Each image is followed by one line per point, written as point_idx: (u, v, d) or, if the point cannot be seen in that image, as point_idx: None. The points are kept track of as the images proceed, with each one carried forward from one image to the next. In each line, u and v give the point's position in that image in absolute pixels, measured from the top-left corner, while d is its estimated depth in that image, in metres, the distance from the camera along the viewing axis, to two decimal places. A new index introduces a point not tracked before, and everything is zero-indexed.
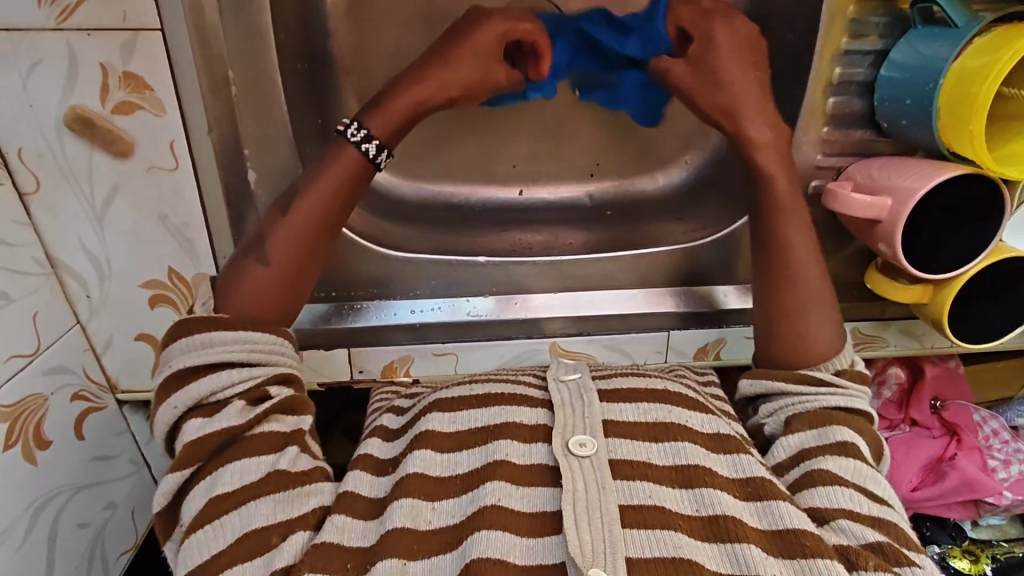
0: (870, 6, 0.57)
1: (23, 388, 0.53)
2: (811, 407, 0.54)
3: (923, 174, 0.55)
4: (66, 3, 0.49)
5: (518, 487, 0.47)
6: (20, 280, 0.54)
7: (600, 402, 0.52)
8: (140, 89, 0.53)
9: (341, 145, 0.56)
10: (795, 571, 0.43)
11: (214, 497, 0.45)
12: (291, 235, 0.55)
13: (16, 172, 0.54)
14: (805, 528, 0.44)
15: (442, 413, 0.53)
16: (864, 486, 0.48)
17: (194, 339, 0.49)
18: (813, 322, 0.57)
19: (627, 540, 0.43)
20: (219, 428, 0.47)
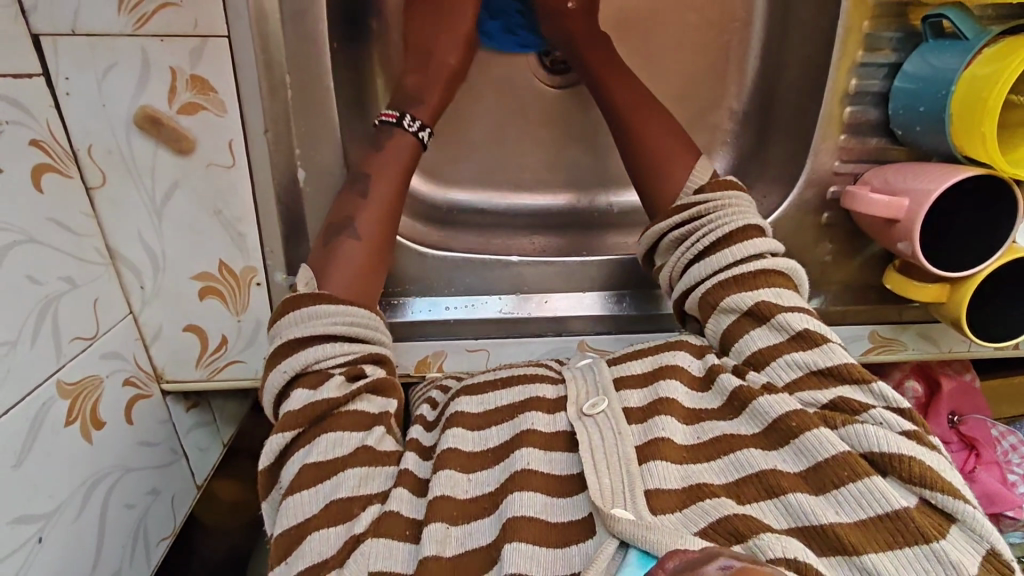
0: (884, 22, 0.61)
1: (83, 369, 0.56)
2: (697, 252, 0.59)
3: (939, 175, 0.57)
4: (143, 11, 0.54)
5: (548, 453, 0.49)
6: (83, 267, 0.58)
7: (609, 366, 0.56)
8: (205, 91, 0.57)
9: (411, 146, 0.64)
10: (793, 455, 0.46)
11: (309, 464, 0.49)
12: (373, 235, 0.61)
13: (85, 167, 0.58)
14: (787, 410, 0.48)
15: (471, 397, 0.56)
16: (797, 339, 0.52)
17: (301, 315, 0.54)
18: (655, 131, 0.66)
19: (644, 472, 0.46)
20: (324, 399, 0.51)
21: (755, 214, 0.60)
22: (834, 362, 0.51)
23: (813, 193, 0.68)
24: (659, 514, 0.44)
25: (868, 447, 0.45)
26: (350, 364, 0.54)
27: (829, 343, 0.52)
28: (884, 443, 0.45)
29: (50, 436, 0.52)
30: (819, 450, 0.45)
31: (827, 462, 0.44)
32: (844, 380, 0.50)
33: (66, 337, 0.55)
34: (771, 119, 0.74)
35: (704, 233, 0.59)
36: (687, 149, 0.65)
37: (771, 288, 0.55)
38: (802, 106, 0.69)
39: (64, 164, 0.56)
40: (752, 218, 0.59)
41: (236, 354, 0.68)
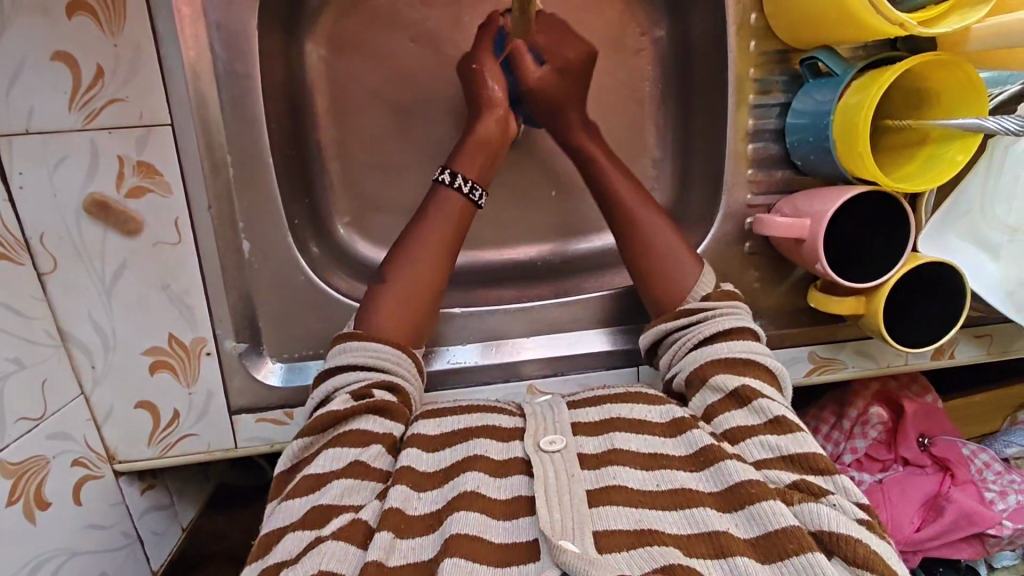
0: (768, 68, 0.68)
1: (28, 449, 0.57)
2: (692, 342, 0.62)
3: (833, 195, 0.62)
4: (92, 107, 0.59)
5: (498, 478, 0.53)
6: (32, 348, 0.59)
7: (567, 408, 0.60)
8: (151, 174, 0.61)
9: (438, 188, 0.68)
10: (746, 521, 0.48)
11: (308, 474, 0.53)
12: (431, 266, 0.66)
13: (38, 254, 0.61)
14: (749, 478, 0.50)
15: (429, 419, 0.59)
16: (775, 425, 0.54)
17: (341, 346, 0.61)
18: (659, 233, 0.68)
19: (596, 515, 0.49)
20: (329, 412, 0.56)
21: (747, 320, 0.63)
22: (802, 450, 0.53)
23: (732, 225, 0.73)
24: (605, 552, 0.46)
25: (820, 527, 0.47)
26: (365, 388, 0.58)
27: (802, 434, 0.54)
28: (837, 524, 0.47)
29: None
30: (772, 519, 0.47)
31: (779, 532, 0.46)
32: (810, 469, 0.52)
33: (12, 417, 0.55)
34: (688, 164, 0.80)
35: (703, 327, 0.62)
36: (692, 265, 0.67)
37: (757, 378, 0.58)
38: (711, 150, 0.75)
39: (16, 252, 0.59)
40: (746, 325, 0.62)
41: (189, 429, 0.68)
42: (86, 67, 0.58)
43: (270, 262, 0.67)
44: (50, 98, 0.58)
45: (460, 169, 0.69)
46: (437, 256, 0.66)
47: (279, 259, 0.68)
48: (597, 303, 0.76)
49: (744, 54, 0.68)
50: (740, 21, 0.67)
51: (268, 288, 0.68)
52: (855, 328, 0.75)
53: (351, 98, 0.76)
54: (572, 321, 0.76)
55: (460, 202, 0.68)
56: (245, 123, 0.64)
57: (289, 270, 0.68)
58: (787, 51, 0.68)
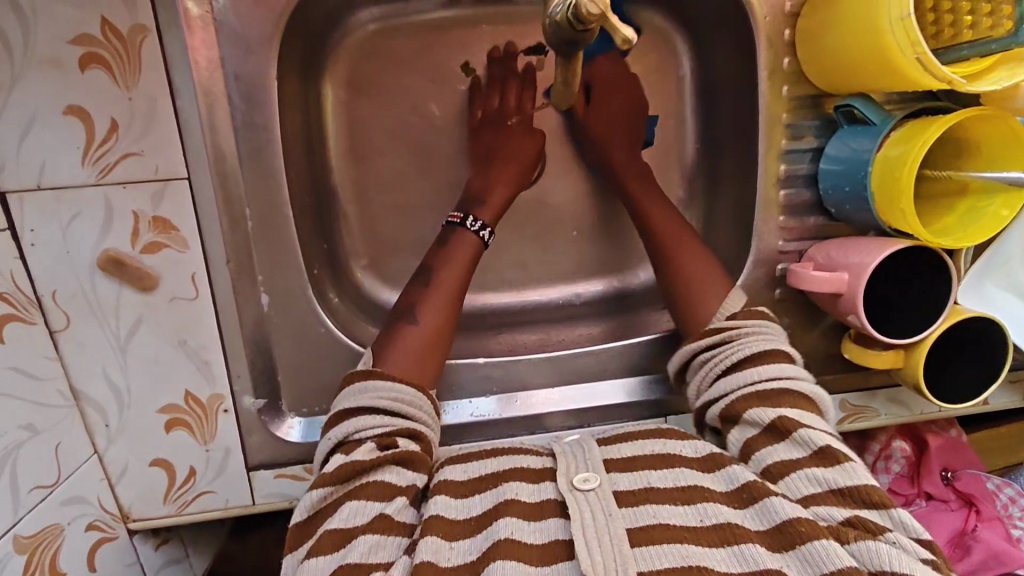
0: (800, 113, 0.67)
1: (42, 519, 0.55)
2: (724, 366, 0.61)
3: (872, 247, 0.61)
4: (107, 162, 0.57)
5: (530, 522, 0.50)
6: (46, 412, 0.57)
7: (597, 445, 0.57)
8: (167, 230, 0.59)
9: (460, 233, 0.67)
10: (800, 562, 0.46)
11: (330, 530, 0.50)
12: (437, 309, 0.64)
13: (50, 312, 0.59)
14: (799, 515, 0.48)
15: (456, 465, 0.57)
16: (820, 455, 0.52)
17: (353, 388, 0.58)
18: (690, 258, 0.68)
19: (637, 555, 0.46)
20: (352, 463, 0.53)
21: (778, 342, 0.61)
22: (856, 482, 0.50)
23: (762, 271, 0.70)
24: None
25: (880, 566, 0.45)
26: (385, 435, 0.56)
27: (850, 463, 0.51)
28: (899, 564, 0.44)
29: None
30: (827, 561, 0.45)
31: (835, 573, 0.44)
32: (863, 504, 0.49)
33: (25, 488, 0.54)
34: (714, 205, 0.78)
35: (727, 356, 0.61)
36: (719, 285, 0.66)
37: (794, 407, 0.56)
38: (740, 193, 0.73)
39: (28, 311, 0.57)
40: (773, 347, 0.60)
41: (205, 486, 0.66)
42: (100, 121, 0.56)
43: (289, 316, 0.66)
44: (63, 153, 0.56)
45: (483, 214, 0.69)
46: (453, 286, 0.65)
47: (298, 312, 0.66)
48: (621, 349, 0.74)
49: (776, 98, 0.66)
50: (772, 65, 0.65)
51: (286, 341, 0.66)
52: (887, 376, 0.73)
53: (369, 140, 0.74)
54: (595, 368, 0.74)
55: (471, 241, 0.67)
56: (264, 175, 0.62)
57: (308, 322, 0.66)
58: (820, 96, 0.66)
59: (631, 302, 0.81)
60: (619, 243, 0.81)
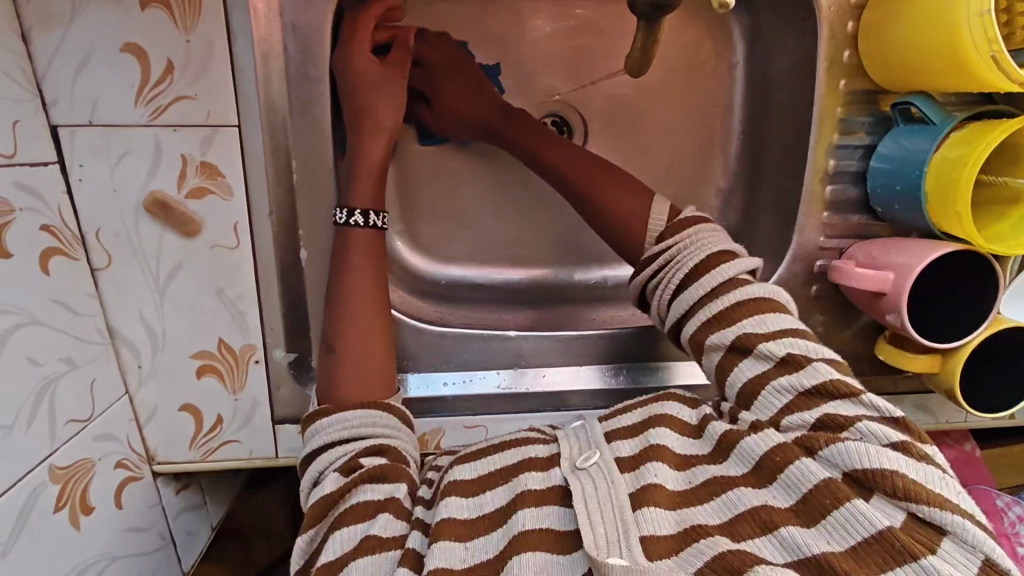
0: (855, 108, 0.65)
1: (76, 452, 0.56)
2: (673, 283, 0.59)
3: (920, 249, 0.60)
4: (159, 103, 0.57)
5: (542, 507, 0.49)
6: (83, 347, 0.58)
7: (601, 423, 0.56)
8: (214, 176, 0.59)
9: (343, 232, 0.63)
10: (782, 489, 0.45)
11: (317, 568, 0.48)
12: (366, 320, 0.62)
13: (92, 249, 0.59)
14: (771, 446, 0.47)
15: (465, 464, 0.56)
16: (783, 365, 0.51)
17: (309, 430, 0.57)
18: (609, 188, 0.66)
19: (638, 518, 0.45)
20: (322, 498, 0.52)
21: (725, 242, 0.59)
22: (819, 380, 0.50)
23: (801, 266, 0.69)
24: (653, 559, 0.43)
25: (851, 465, 0.44)
26: (348, 461, 0.54)
27: (813, 365, 0.51)
28: (868, 460, 0.44)
29: (39, 523, 0.51)
30: (804, 480, 0.45)
31: (815, 491, 0.44)
32: (833, 398, 0.49)
33: (62, 420, 0.54)
34: (755, 196, 0.77)
35: (672, 276, 0.59)
36: (642, 196, 0.65)
37: (750, 314, 0.54)
38: (785, 185, 0.72)
39: (72, 247, 0.58)
40: (721, 246, 0.59)
41: (231, 435, 0.67)
42: (155, 61, 0.56)
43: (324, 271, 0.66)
44: (117, 92, 0.56)
45: (356, 202, 0.64)
46: (366, 297, 0.62)
47: None
48: (651, 334, 0.74)
49: (832, 91, 0.65)
50: (833, 56, 0.64)
51: (321, 298, 0.66)
52: (916, 381, 0.73)
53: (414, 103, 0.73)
54: (622, 350, 0.74)
55: (369, 233, 0.64)
56: (312, 129, 0.61)
57: None
58: (877, 92, 0.65)
59: None
60: None
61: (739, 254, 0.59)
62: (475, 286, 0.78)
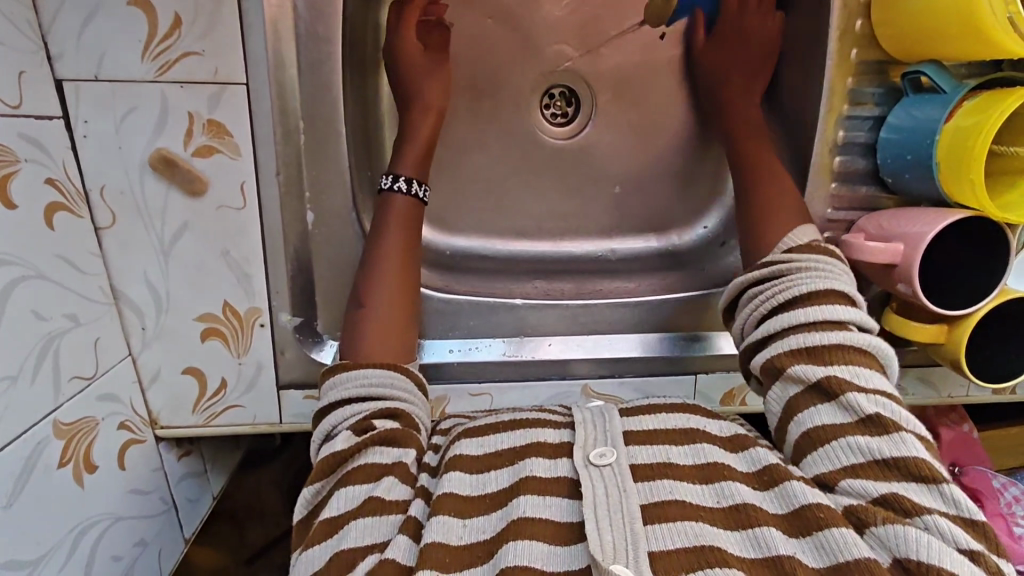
0: (865, 79, 0.65)
1: (80, 409, 0.55)
2: (776, 298, 0.58)
3: (932, 218, 0.60)
4: (166, 59, 0.56)
5: (547, 497, 0.48)
6: (88, 306, 0.57)
7: (620, 415, 0.54)
8: (221, 134, 0.58)
9: (387, 195, 0.64)
10: (813, 547, 0.44)
11: (320, 520, 0.49)
12: (389, 283, 0.62)
13: (96, 208, 0.59)
14: (818, 501, 0.46)
15: (471, 439, 0.54)
16: (867, 424, 0.49)
17: (326, 384, 0.57)
18: (772, 214, 0.64)
19: (649, 534, 0.45)
20: (332, 453, 0.52)
21: (842, 280, 0.57)
22: (902, 454, 0.47)
23: None
24: None
25: (907, 553, 0.43)
26: (362, 418, 0.54)
27: (901, 433, 0.48)
28: (928, 554, 0.42)
29: (43, 477, 0.51)
30: (843, 549, 0.43)
31: (851, 563, 0.42)
32: (910, 476, 0.47)
33: (67, 376, 0.54)
34: None
35: (778, 291, 0.58)
36: (799, 216, 0.64)
37: (848, 368, 0.52)
38: (793, 158, 0.71)
39: (76, 204, 0.57)
40: (836, 283, 0.57)
41: (235, 399, 0.67)
42: (163, 15, 0.55)
43: (331, 236, 0.65)
44: (124, 45, 0.55)
45: (402, 170, 0.65)
46: (399, 261, 0.62)
47: (340, 234, 0.65)
48: (656, 305, 0.74)
49: (843, 61, 0.64)
50: (844, 26, 0.64)
51: (326, 262, 0.66)
52: (919, 354, 0.73)
53: None
54: (629, 321, 0.74)
55: (407, 202, 0.64)
56: (321, 88, 0.60)
57: (351, 246, 0.66)
58: (887, 62, 0.65)
59: (665, 261, 0.80)
60: (662, 200, 0.80)
61: (858, 300, 0.57)
62: (481, 255, 0.78)
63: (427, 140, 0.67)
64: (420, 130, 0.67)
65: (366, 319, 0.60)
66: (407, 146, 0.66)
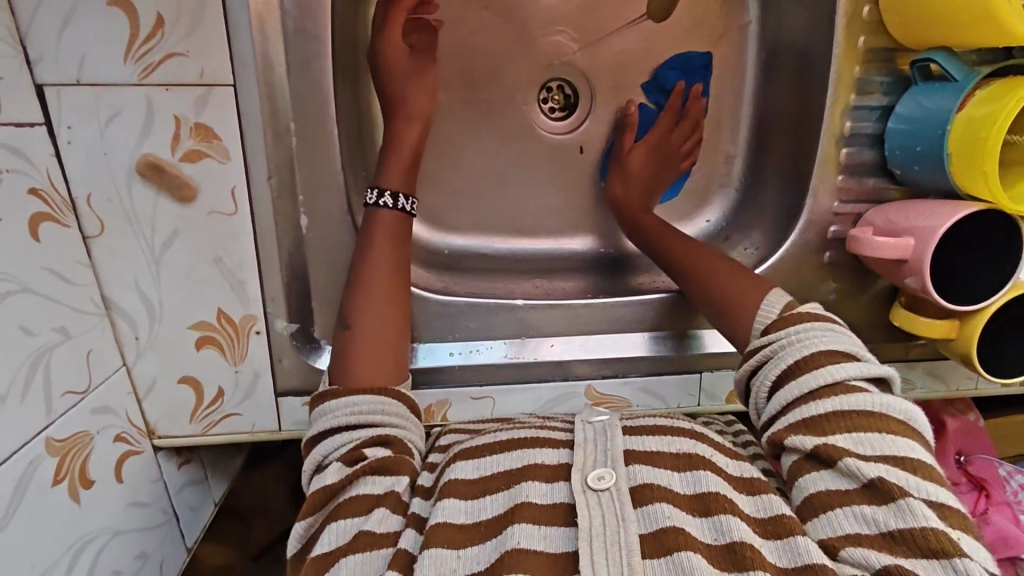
0: (873, 67, 0.63)
1: (74, 424, 0.54)
2: (775, 375, 0.55)
3: (942, 212, 0.59)
4: (150, 61, 0.54)
5: (542, 526, 0.46)
6: (78, 318, 0.56)
7: (623, 434, 0.53)
8: (209, 138, 0.57)
9: (371, 211, 0.62)
10: None
11: (314, 557, 0.48)
12: (376, 305, 0.60)
13: (84, 217, 0.57)
14: (819, 562, 0.44)
15: (467, 461, 0.52)
16: (871, 492, 0.46)
17: (314, 412, 0.56)
18: (727, 282, 0.64)
19: (644, 569, 0.44)
20: (323, 488, 0.51)
21: (839, 342, 0.54)
22: (908, 526, 0.44)
23: (814, 232, 0.68)
24: None
25: None
26: (352, 450, 0.53)
27: (909, 502, 0.44)
28: None
29: (37, 496, 0.50)
30: None
31: None
32: (920, 551, 0.43)
33: (59, 391, 0.53)
34: (766, 160, 0.74)
35: (772, 370, 0.55)
36: (754, 289, 0.62)
37: (864, 432, 0.48)
38: (799, 149, 0.70)
39: (62, 213, 0.55)
40: (829, 345, 0.54)
41: (233, 408, 0.66)
42: (145, 15, 0.53)
43: (325, 240, 0.63)
44: (105, 48, 0.53)
45: (388, 184, 0.63)
46: (388, 278, 0.61)
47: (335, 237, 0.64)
48: (659, 304, 0.72)
49: (851, 49, 0.62)
50: (851, 12, 0.62)
51: (323, 266, 0.64)
52: (928, 348, 0.72)
53: None
54: (633, 319, 0.72)
55: (391, 216, 0.62)
56: (312, 88, 0.59)
57: (347, 250, 0.64)
58: (896, 49, 0.63)
59: None
60: (665, 194, 0.78)
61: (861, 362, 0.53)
62: (480, 254, 0.76)
63: (412, 150, 0.65)
64: (406, 139, 0.65)
65: (356, 342, 0.59)
66: (393, 156, 0.64)
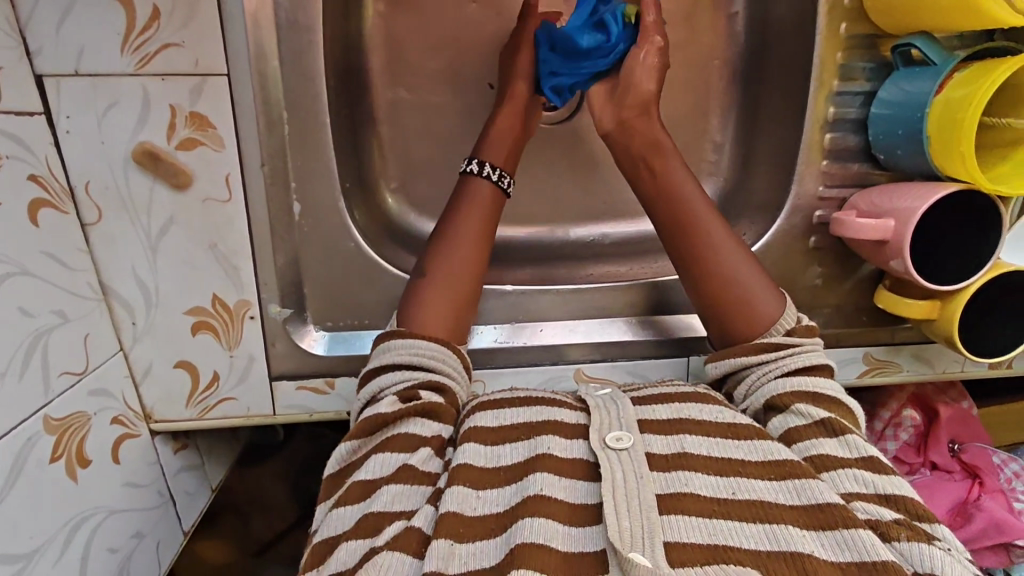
0: (855, 53, 0.64)
1: (72, 405, 0.56)
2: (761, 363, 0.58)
3: (922, 193, 0.60)
4: (146, 51, 0.55)
5: (563, 477, 0.48)
6: (76, 302, 0.57)
7: (632, 403, 0.55)
8: (204, 126, 0.58)
9: (469, 180, 0.64)
10: (835, 543, 0.43)
11: (359, 479, 0.50)
12: (464, 258, 0.62)
13: (81, 203, 0.58)
14: (838, 501, 0.45)
15: (487, 411, 0.55)
16: (865, 460, 0.49)
17: (383, 344, 0.58)
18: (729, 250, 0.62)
19: (665, 524, 0.44)
20: (378, 413, 0.53)
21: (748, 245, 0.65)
22: (901, 492, 0.48)
23: (799, 218, 0.69)
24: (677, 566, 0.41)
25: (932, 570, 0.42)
26: (409, 387, 0.55)
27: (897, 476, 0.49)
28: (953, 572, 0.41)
29: (35, 473, 0.51)
30: (865, 548, 0.42)
31: (874, 565, 0.41)
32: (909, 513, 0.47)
33: (56, 371, 0.54)
34: (753, 148, 0.75)
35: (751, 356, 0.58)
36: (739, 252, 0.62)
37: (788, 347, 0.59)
38: (784, 136, 0.71)
39: (60, 199, 0.57)
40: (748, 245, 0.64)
41: (228, 391, 0.67)
42: (141, 6, 0.54)
43: (318, 227, 0.65)
44: (102, 38, 0.55)
45: (485, 155, 0.65)
46: (475, 240, 0.63)
47: (329, 224, 0.65)
48: (648, 289, 0.74)
49: (832, 36, 0.64)
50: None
51: (317, 252, 0.65)
52: (914, 332, 0.73)
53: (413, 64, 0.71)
54: (622, 305, 0.74)
55: (488, 187, 0.64)
56: (303, 77, 0.60)
57: (340, 236, 0.65)
58: (877, 36, 0.64)
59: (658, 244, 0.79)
60: None
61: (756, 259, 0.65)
62: None
63: (515, 130, 0.66)
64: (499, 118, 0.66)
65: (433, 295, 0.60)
66: (491, 134, 0.65)
